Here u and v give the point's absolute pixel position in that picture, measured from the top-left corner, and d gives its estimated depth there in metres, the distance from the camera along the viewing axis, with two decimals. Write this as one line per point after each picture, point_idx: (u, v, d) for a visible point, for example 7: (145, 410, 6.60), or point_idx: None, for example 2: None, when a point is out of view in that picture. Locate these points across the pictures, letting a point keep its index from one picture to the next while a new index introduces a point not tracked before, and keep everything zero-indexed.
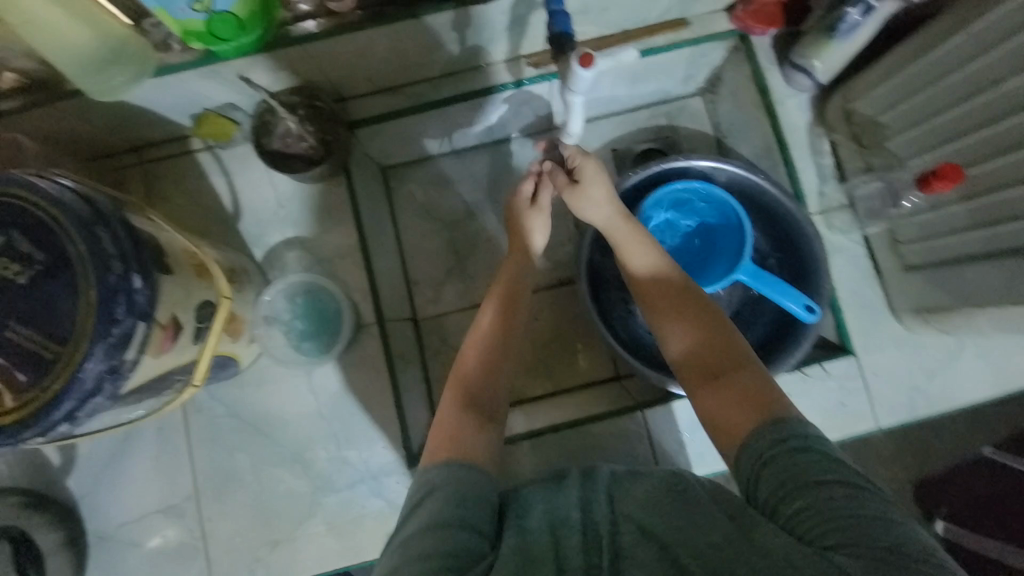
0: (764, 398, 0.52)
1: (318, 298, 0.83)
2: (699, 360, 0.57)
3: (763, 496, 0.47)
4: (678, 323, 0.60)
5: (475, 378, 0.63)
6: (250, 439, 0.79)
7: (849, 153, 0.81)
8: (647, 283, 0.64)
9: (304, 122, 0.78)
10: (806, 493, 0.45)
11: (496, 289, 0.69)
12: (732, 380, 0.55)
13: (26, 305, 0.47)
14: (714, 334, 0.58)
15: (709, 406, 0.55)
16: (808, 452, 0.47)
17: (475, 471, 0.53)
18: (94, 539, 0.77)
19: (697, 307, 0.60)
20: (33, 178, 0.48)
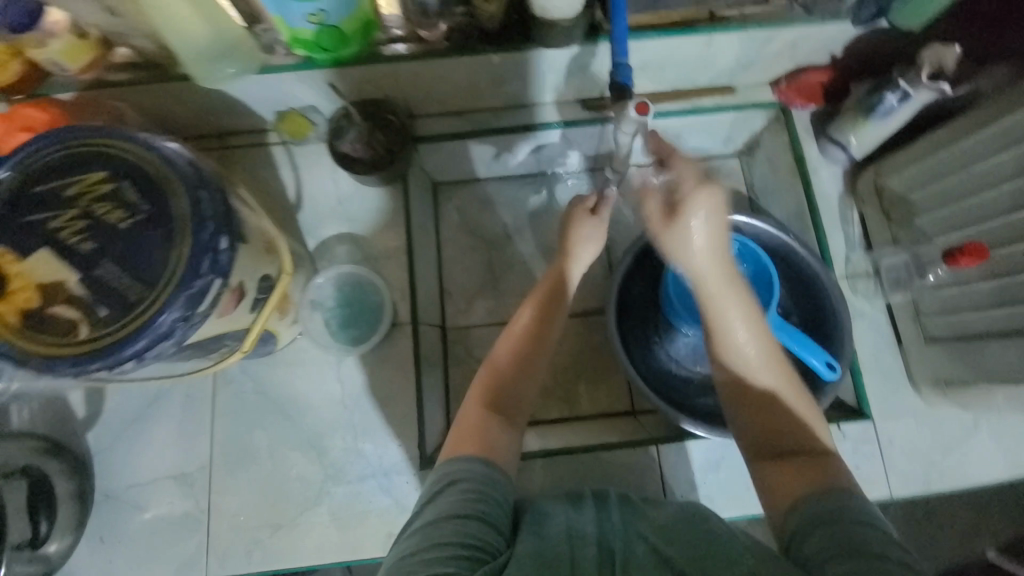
0: (823, 476, 0.52)
1: (362, 290, 0.86)
2: (772, 431, 0.57)
3: (807, 554, 0.47)
4: (754, 396, 0.59)
5: (502, 385, 0.65)
6: (271, 418, 0.80)
7: (877, 225, 0.85)
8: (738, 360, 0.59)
9: (369, 130, 0.84)
10: (859, 559, 0.44)
11: (536, 296, 0.72)
12: (801, 455, 0.55)
13: (121, 248, 0.51)
14: (793, 408, 0.58)
15: (765, 472, 0.56)
16: (869, 526, 0.47)
17: (496, 471, 0.56)
18: (100, 497, 0.77)
19: (785, 382, 0.59)
20: (150, 137, 0.54)
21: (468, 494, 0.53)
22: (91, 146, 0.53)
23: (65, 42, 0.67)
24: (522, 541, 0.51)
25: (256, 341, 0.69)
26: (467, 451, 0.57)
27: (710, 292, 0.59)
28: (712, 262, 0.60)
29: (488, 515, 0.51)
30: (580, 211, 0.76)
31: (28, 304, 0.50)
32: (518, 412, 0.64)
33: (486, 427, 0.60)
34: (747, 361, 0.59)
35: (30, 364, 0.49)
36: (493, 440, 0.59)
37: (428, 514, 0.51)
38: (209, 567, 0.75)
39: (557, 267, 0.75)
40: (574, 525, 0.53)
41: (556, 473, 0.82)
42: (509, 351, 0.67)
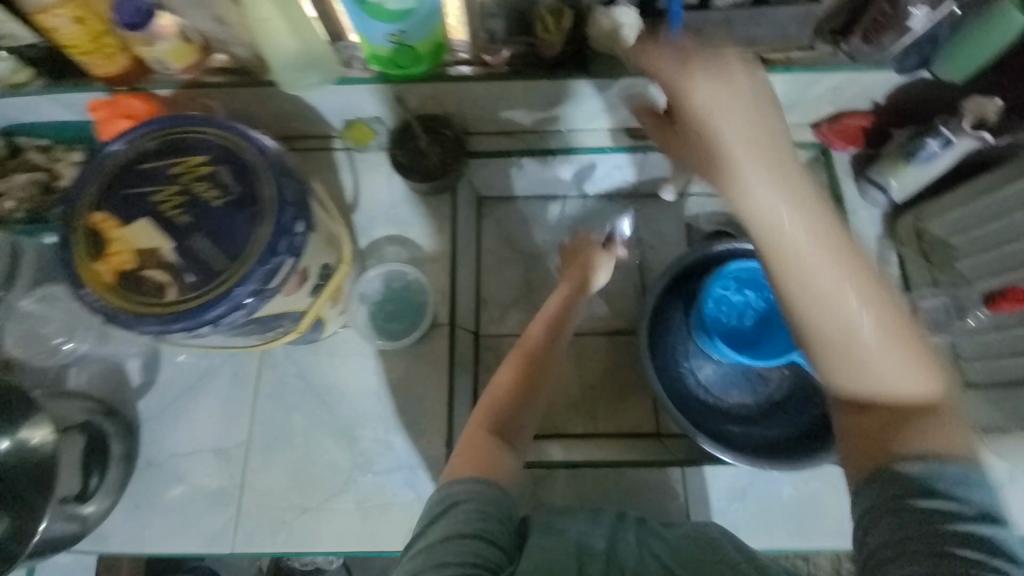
0: (909, 429, 0.46)
1: (409, 288, 0.90)
2: (860, 386, 0.47)
3: (871, 546, 0.46)
4: (845, 349, 0.46)
5: (505, 410, 0.66)
6: (309, 403, 0.84)
7: (916, 268, 0.86)
8: (831, 301, 0.45)
9: (433, 143, 0.91)
10: (926, 560, 0.43)
11: (544, 315, 0.76)
12: (885, 408, 0.47)
13: (210, 224, 0.57)
14: (893, 353, 0.46)
15: (847, 424, 0.50)
16: (934, 499, 0.45)
17: (498, 491, 0.57)
18: (143, 464, 0.81)
19: (886, 320, 0.45)
20: (246, 127, 0.60)
21: (469, 514, 0.54)
22: (195, 132, 0.60)
23: (171, 43, 0.75)
24: (526, 556, 0.53)
25: (309, 323, 0.74)
26: (469, 470, 0.58)
27: (781, 227, 0.45)
28: (785, 190, 0.45)
29: (489, 532, 0.53)
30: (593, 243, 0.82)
31: (126, 264, 0.55)
32: (519, 431, 0.65)
33: (488, 449, 0.61)
34: (834, 310, 0.45)
35: (118, 320, 0.54)
36: (493, 457, 0.60)
37: (431, 534, 0.53)
38: (235, 543, 0.78)
39: (567, 300, 0.78)
40: (584, 538, 0.56)
41: (578, 485, 0.85)
42: (529, 351, 0.72)
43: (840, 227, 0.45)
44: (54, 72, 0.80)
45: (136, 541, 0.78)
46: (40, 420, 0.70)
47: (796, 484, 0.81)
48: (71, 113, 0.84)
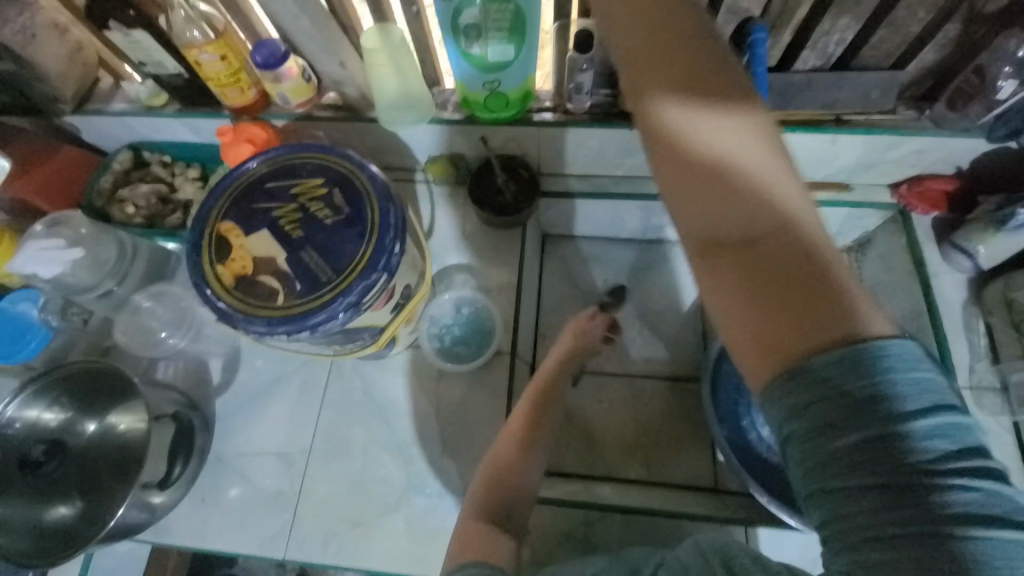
0: (764, 260, 0.37)
1: (478, 316, 0.93)
2: (724, 207, 0.39)
3: (804, 487, 0.36)
4: (712, 183, 0.40)
5: (503, 496, 0.67)
6: (371, 418, 0.86)
7: (1007, 339, 0.82)
8: (680, 141, 0.41)
9: (510, 181, 0.96)
10: (838, 489, 0.34)
11: (531, 391, 0.77)
12: (746, 228, 0.39)
13: (321, 239, 0.63)
14: (762, 163, 0.40)
15: (712, 282, 0.40)
16: (832, 388, 0.34)
17: (494, 573, 0.57)
18: (213, 459, 0.85)
19: (753, 137, 0.40)
20: (361, 158, 0.66)
21: None
22: (317, 159, 0.67)
23: (294, 82, 0.85)
24: None
25: (386, 341, 0.77)
26: (472, 557, 0.58)
27: (685, 130, 0.41)
28: (659, 65, 0.43)
29: None
30: (584, 322, 0.85)
31: (244, 270, 0.62)
32: (517, 513, 0.67)
33: (489, 539, 0.61)
34: (703, 153, 0.40)
35: (232, 319, 0.60)
36: (492, 543, 0.61)
37: None
38: (288, 549, 0.80)
39: (551, 383, 0.78)
40: None
41: (631, 532, 0.82)
42: (518, 425, 0.73)
43: (690, 41, 0.43)
44: (190, 101, 0.90)
45: (197, 534, 0.82)
46: (133, 405, 0.77)
47: None
48: (196, 135, 0.95)
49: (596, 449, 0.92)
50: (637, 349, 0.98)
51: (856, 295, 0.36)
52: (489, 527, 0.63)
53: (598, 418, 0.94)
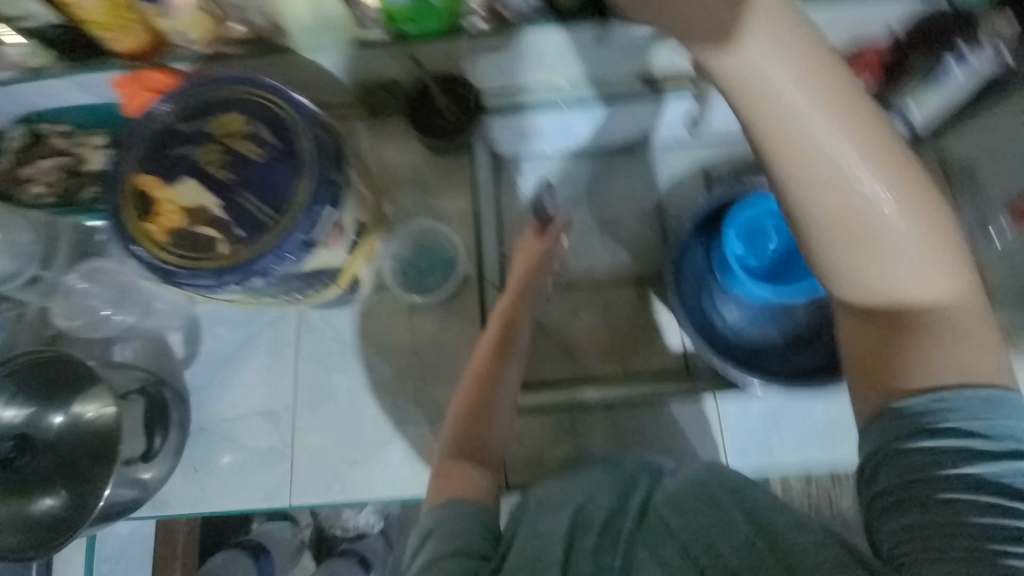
0: (896, 316, 0.46)
1: (435, 245, 0.89)
2: (887, 296, 0.45)
3: (876, 488, 0.47)
4: (870, 246, 0.44)
5: (472, 433, 0.68)
6: (350, 363, 0.86)
7: (937, 190, 0.87)
8: (829, 222, 0.44)
9: (448, 102, 0.90)
10: (916, 509, 0.44)
11: (495, 318, 0.78)
12: (906, 313, 0.45)
13: (256, 180, 0.59)
14: (921, 259, 0.44)
15: (853, 340, 0.49)
16: (934, 437, 0.44)
17: (466, 504, 0.60)
18: (197, 429, 0.84)
19: (906, 195, 0.44)
20: (282, 86, 0.61)
21: (446, 538, 0.56)
22: (231, 92, 0.61)
23: (190, 14, 0.76)
24: (513, 552, 0.55)
25: (347, 282, 0.75)
26: (446, 497, 0.60)
27: (796, 133, 0.42)
28: (841, 119, 0.42)
29: (468, 546, 0.56)
30: (528, 241, 0.84)
31: (176, 224, 0.57)
32: (489, 450, 0.68)
33: (462, 474, 0.63)
34: (864, 253, 0.44)
35: (175, 277, 0.57)
36: (466, 477, 0.63)
37: (416, 560, 0.56)
38: (292, 496, 0.82)
39: (506, 310, 0.78)
40: (583, 511, 0.58)
41: (613, 424, 0.91)
42: (485, 358, 0.74)
43: (861, 100, 0.43)
44: (70, 53, 0.79)
45: (197, 501, 0.82)
46: (98, 391, 0.73)
47: (828, 407, 0.86)
48: (91, 95, 0.84)
49: (574, 357, 0.95)
50: (602, 258, 0.99)
51: (981, 322, 0.46)
52: (463, 466, 0.64)
53: (573, 329, 0.96)
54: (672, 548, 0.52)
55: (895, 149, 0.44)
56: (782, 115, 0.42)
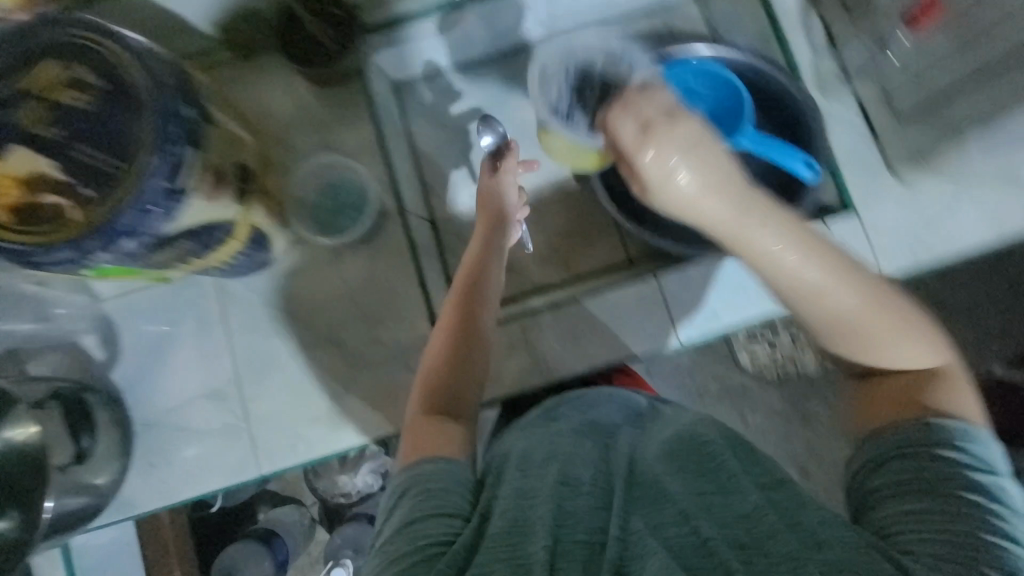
0: (918, 399, 0.52)
1: (346, 184, 0.84)
2: (876, 362, 0.54)
3: (871, 484, 0.50)
4: (860, 344, 0.54)
5: (437, 384, 0.65)
6: (284, 325, 0.82)
7: (836, 23, 0.85)
8: (796, 292, 0.51)
9: (323, 25, 0.82)
10: (915, 496, 0.47)
11: (460, 281, 0.72)
12: (879, 372, 0.55)
13: (93, 133, 0.53)
14: (880, 307, 0.52)
15: (858, 395, 0.56)
16: (938, 448, 0.49)
17: (451, 466, 0.56)
18: (141, 426, 0.80)
19: (872, 292, 0.52)
20: (88, 16, 0.53)
21: (417, 497, 0.53)
22: (32, 32, 0.52)
23: None
24: (497, 516, 0.51)
25: (248, 234, 0.69)
26: (421, 455, 0.57)
27: (754, 249, 0.49)
28: (776, 214, 0.49)
29: (444, 506, 0.52)
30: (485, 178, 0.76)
31: (13, 198, 0.52)
32: (465, 403, 0.64)
33: (437, 429, 0.59)
34: (813, 300, 0.52)
35: (28, 257, 0.51)
36: (443, 435, 0.59)
37: (388, 527, 0.53)
38: (259, 465, 0.80)
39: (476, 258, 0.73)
40: (566, 474, 0.54)
41: (567, 327, 0.89)
42: (453, 321, 0.68)
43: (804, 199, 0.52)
44: None
45: (161, 494, 0.79)
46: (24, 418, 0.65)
47: None
48: None
49: (518, 272, 0.93)
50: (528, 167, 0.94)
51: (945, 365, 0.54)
52: (432, 423, 0.60)
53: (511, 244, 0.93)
54: (670, 513, 0.49)
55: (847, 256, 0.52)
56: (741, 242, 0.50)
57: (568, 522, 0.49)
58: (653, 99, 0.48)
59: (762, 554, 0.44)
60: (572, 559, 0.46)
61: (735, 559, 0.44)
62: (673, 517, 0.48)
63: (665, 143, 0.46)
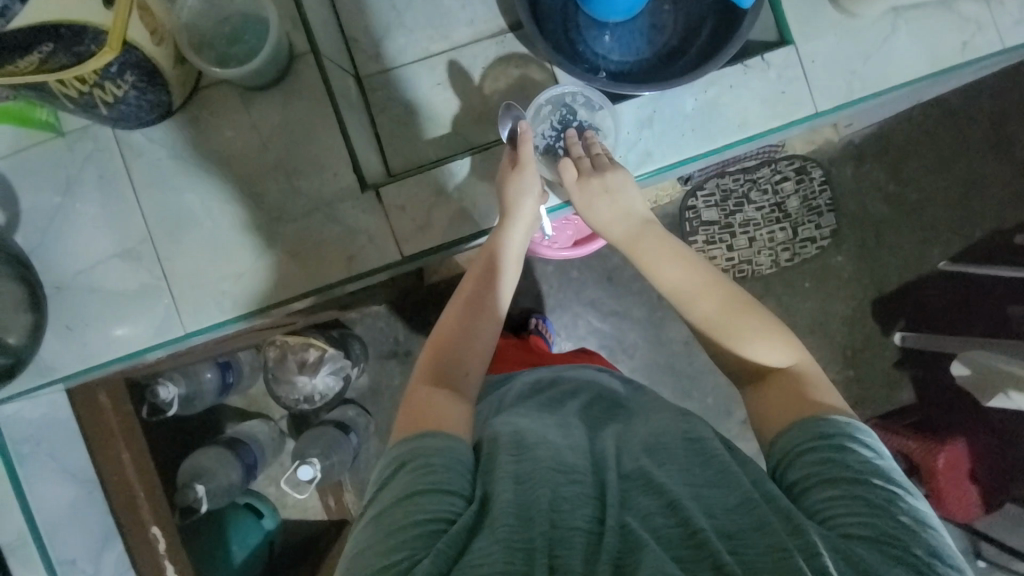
0: (802, 400, 0.56)
1: (249, 22, 0.75)
2: (744, 359, 0.62)
3: (797, 476, 0.51)
4: (726, 332, 0.63)
5: (444, 355, 0.65)
6: (197, 176, 0.77)
7: None
8: (679, 297, 0.66)
9: None
10: (840, 484, 0.48)
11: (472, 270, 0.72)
12: (769, 375, 0.60)
13: None
14: (740, 313, 0.63)
15: (759, 403, 0.59)
16: (847, 445, 0.51)
17: (444, 436, 0.54)
18: (53, 290, 0.77)
19: (727, 299, 0.64)
20: None
21: (417, 471, 0.51)
22: None
23: None
24: (500, 493, 0.48)
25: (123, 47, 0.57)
26: (417, 430, 0.56)
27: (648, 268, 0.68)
28: (665, 241, 0.68)
29: (444, 483, 0.50)
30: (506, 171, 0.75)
31: None
32: (466, 372, 0.65)
33: (436, 401, 0.59)
34: (683, 295, 0.66)
35: None
36: (440, 404, 0.59)
37: (384, 496, 0.50)
38: (185, 323, 0.78)
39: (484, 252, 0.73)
40: (560, 458, 0.52)
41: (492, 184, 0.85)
42: (462, 302, 0.69)
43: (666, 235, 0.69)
44: None
45: (86, 357, 0.78)
46: None
47: (699, 97, 0.82)
48: None
49: (449, 130, 0.87)
50: (458, 16, 0.88)
51: (823, 381, 0.59)
52: (436, 391, 0.61)
53: (442, 101, 0.87)
54: (658, 504, 0.47)
55: (724, 281, 0.65)
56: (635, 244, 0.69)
57: (564, 508, 0.47)
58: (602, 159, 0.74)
59: (749, 544, 0.44)
60: (571, 546, 0.43)
61: (722, 547, 0.43)
62: (661, 508, 0.47)
63: (591, 188, 0.71)
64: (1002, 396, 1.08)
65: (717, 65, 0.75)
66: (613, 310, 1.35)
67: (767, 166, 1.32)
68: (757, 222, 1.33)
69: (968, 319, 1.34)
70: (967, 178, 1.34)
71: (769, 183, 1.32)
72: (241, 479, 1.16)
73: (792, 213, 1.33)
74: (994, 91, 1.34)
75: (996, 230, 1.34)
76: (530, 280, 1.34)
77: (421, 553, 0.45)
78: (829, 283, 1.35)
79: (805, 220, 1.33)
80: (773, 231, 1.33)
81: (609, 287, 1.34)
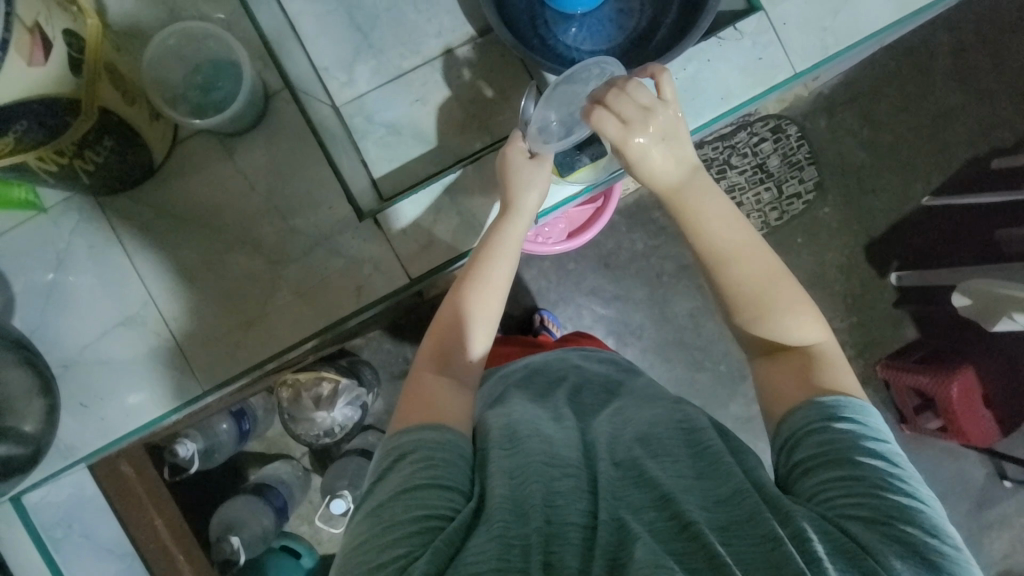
0: (819, 379, 0.56)
1: (221, 68, 0.75)
2: (765, 334, 0.61)
3: (798, 458, 0.51)
4: (750, 304, 0.61)
5: (441, 348, 0.64)
6: (192, 233, 0.76)
7: None
8: (714, 255, 0.62)
9: None
10: (839, 466, 0.48)
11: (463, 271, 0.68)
12: (790, 351, 0.60)
13: None
14: (768, 288, 0.61)
15: (774, 377, 0.59)
16: (851, 426, 0.51)
17: (442, 429, 0.54)
18: (60, 369, 0.74)
19: (760, 270, 0.61)
20: None
21: (418, 463, 0.51)
22: None
23: None
24: (494, 486, 0.49)
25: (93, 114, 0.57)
26: (416, 421, 0.56)
27: (701, 219, 0.63)
28: (712, 195, 0.64)
29: (445, 479, 0.50)
30: (518, 158, 0.71)
31: None
32: (471, 367, 0.65)
33: (436, 391, 0.60)
34: (714, 257, 0.62)
35: None
36: (444, 399, 0.59)
37: (383, 489, 0.50)
38: (200, 380, 0.76)
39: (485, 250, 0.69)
40: (552, 453, 0.52)
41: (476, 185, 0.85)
42: (453, 314, 0.66)
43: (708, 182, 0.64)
44: None
45: (104, 433, 0.75)
46: None
47: (679, 76, 0.82)
48: None
49: (433, 143, 0.86)
50: (427, 28, 0.87)
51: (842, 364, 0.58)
52: (440, 382, 0.61)
53: (422, 116, 0.86)
54: (652, 496, 0.48)
55: (761, 253, 0.62)
56: (681, 189, 0.64)
57: (558, 503, 0.47)
58: (639, 94, 0.62)
59: (745, 535, 0.44)
60: (567, 541, 0.44)
61: (715, 539, 0.43)
62: (657, 501, 0.47)
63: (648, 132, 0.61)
64: (1007, 320, 1.10)
65: (693, 41, 0.75)
66: (614, 295, 1.35)
67: (743, 130, 1.33)
68: (741, 186, 1.33)
69: (959, 249, 1.36)
70: (938, 112, 1.37)
71: (748, 147, 1.33)
72: (274, 523, 1.16)
73: (774, 172, 1.34)
74: (954, 24, 1.36)
75: (973, 157, 1.37)
76: (528, 279, 1.33)
77: (418, 550, 0.44)
78: (822, 236, 1.36)
79: (788, 177, 1.34)
80: (758, 192, 1.34)
81: (607, 273, 1.35)
